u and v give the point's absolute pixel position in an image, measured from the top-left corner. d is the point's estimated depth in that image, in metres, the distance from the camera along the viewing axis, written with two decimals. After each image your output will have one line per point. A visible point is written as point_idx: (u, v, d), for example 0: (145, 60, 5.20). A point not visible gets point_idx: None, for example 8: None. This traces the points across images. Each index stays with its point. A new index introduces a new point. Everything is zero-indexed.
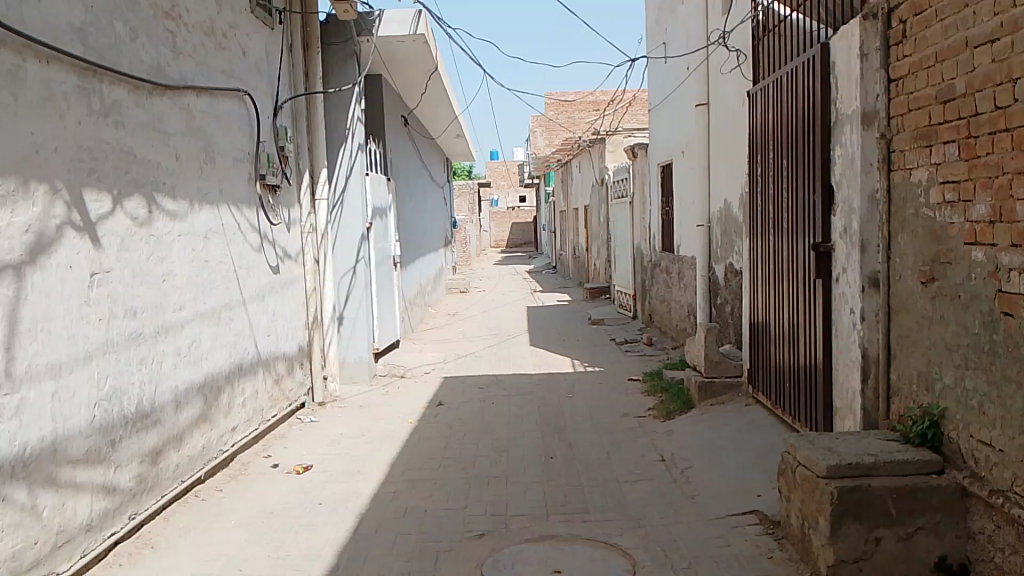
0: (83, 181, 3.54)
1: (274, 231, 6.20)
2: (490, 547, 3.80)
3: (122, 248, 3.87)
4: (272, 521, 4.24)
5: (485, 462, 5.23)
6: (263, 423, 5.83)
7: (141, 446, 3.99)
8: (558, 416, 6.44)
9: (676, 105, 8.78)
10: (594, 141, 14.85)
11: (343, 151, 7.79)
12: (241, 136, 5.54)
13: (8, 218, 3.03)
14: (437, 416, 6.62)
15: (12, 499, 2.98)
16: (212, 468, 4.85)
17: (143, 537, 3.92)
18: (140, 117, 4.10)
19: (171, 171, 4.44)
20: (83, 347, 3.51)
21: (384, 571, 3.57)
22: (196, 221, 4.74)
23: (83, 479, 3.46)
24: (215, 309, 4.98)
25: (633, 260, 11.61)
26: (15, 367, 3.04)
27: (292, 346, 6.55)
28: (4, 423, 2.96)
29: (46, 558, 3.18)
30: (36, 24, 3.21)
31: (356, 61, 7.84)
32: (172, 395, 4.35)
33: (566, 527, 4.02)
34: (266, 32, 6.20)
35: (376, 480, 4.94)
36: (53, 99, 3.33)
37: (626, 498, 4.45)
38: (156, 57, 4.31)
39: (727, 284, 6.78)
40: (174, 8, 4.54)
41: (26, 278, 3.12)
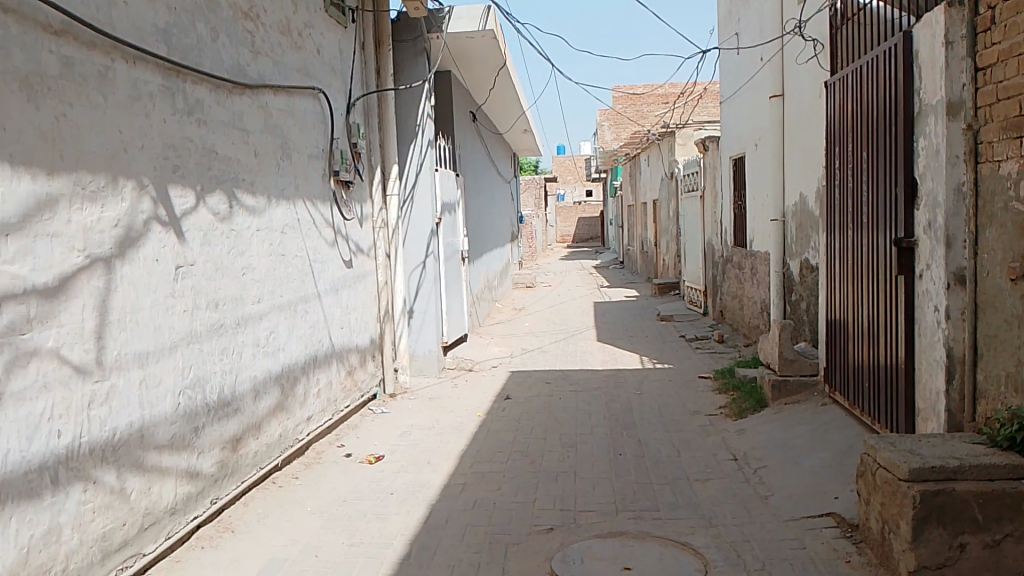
0: (169, 177, 3.68)
1: (347, 226, 6.32)
2: (559, 542, 3.80)
3: (204, 242, 4.01)
4: (345, 509, 4.34)
5: (553, 457, 5.23)
6: (337, 414, 5.96)
7: (222, 434, 4.12)
8: (627, 412, 6.39)
9: (750, 97, 8.58)
10: (664, 134, 14.65)
11: (413, 147, 7.88)
12: (315, 133, 5.66)
13: (99, 213, 3.17)
14: (505, 410, 6.64)
15: (103, 481, 3.13)
16: (288, 456, 4.99)
17: (224, 521, 4.06)
18: (221, 115, 4.24)
19: (250, 168, 4.58)
20: (169, 337, 3.65)
21: (454, 562, 3.60)
22: (274, 217, 4.87)
23: (168, 464, 3.60)
24: (292, 302, 5.11)
25: (704, 255, 11.41)
26: (105, 355, 3.18)
27: (364, 339, 6.67)
28: (95, 409, 3.10)
29: (134, 539, 3.33)
30: (124, 26, 3.35)
31: (426, 58, 7.93)
32: (252, 385, 4.49)
33: (636, 524, 3.98)
34: (339, 31, 6.32)
35: (446, 472, 4.99)
36: (139, 98, 3.47)
37: (697, 496, 4.38)
38: (236, 57, 4.44)
39: (802, 280, 6.60)
40: (252, 9, 4.67)
41: (115, 270, 3.26)
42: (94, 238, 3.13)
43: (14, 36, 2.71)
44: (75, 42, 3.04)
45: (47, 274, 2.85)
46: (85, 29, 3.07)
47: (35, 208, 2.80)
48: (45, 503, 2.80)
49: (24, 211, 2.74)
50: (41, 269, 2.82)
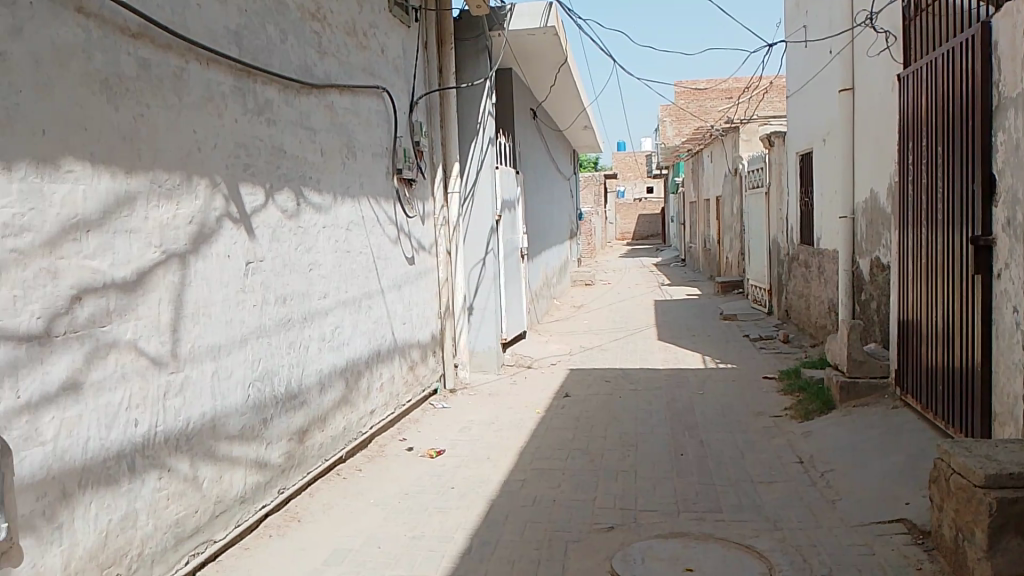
0: (240, 175, 3.79)
1: (410, 223, 6.40)
2: (620, 541, 3.78)
3: (274, 239, 4.11)
4: (407, 502, 4.39)
5: (613, 456, 5.20)
6: (399, 408, 6.06)
7: (289, 426, 4.23)
8: (688, 412, 6.30)
9: (818, 91, 8.36)
10: (727, 129, 14.41)
11: (474, 145, 7.92)
12: (379, 132, 5.75)
13: (175, 209, 3.28)
14: (565, 408, 6.63)
15: (176, 469, 3.24)
16: (352, 448, 5.09)
17: (290, 510, 4.16)
18: (289, 115, 4.34)
19: (317, 166, 4.68)
20: (239, 331, 3.76)
21: (514, 558, 3.62)
22: (340, 214, 4.96)
23: (238, 454, 3.71)
24: (356, 297, 5.21)
25: (769, 252, 11.18)
26: (179, 347, 3.29)
27: (425, 335, 6.75)
28: (170, 400, 3.22)
29: (205, 526, 3.44)
30: (197, 28, 3.45)
31: (488, 55, 7.96)
32: (317, 378, 4.59)
33: (698, 526, 3.94)
34: (403, 31, 6.40)
35: (506, 468, 5.01)
36: (212, 98, 3.57)
37: (761, 499, 4.30)
38: (304, 58, 4.54)
39: (873, 279, 6.41)
40: (319, 10, 4.76)
41: (190, 265, 3.37)
42: (170, 235, 3.24)
43: (95, 39, 2.83)
44: (152, 44, 3.15)
45: (126, 268, 2.96)
46: (161, 32, 3.18)
47: (114, 205, 2.91)
48: (122, 489, 2.91)
49: (104, 207, 2.86)
50: (120, 264, 2.94)
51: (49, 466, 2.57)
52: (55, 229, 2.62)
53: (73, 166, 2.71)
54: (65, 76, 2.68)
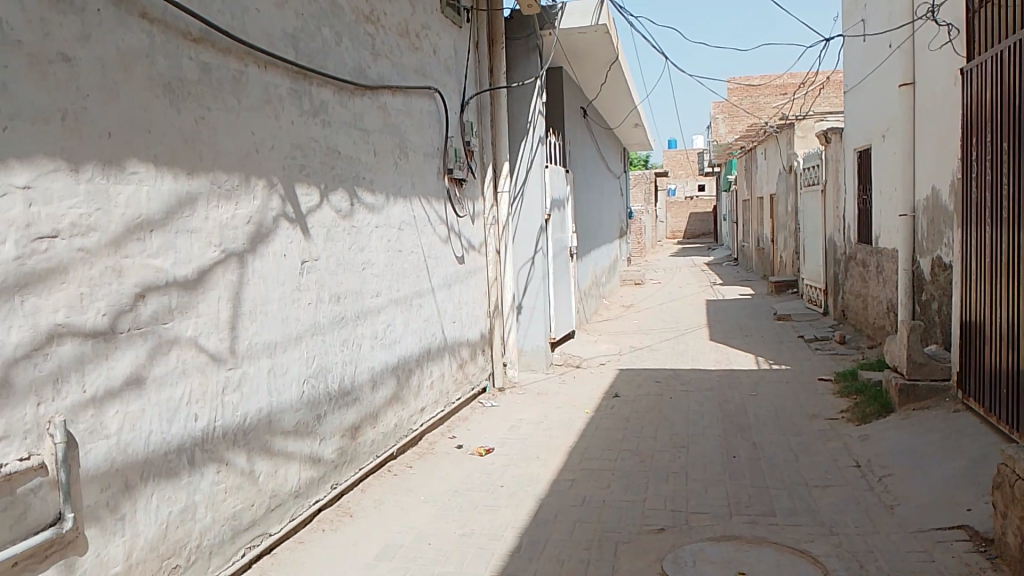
0: (296, 176, 3.86)
1: (460, 223, 6.45)
2: (670, 543, 3.75)
3: (328, 238, 4.18)
4: (456, 499, 4.43)
5: (664, 457, 5.15)
6: (448, 405, 6.11)
7: (342, 422, 4.30)
8: (741, 414, 6.21)
9: (877, 86, 8.16)
10: (781, 126, 14.16)
11: (525, 144, 7.93)
12: (431, 132, 5.80)
13: (234, 210, 3.36)
14: (615, 408, 6.60)
15: (234, 464, 3.32)
16: (402, 445, 5.15)
17: (343, 505, 4.23)
18: (344, 116, 4.41)
19: (370, 167, 4.74)
20: (295, 328, 3.84)
21: (563, 557, 3.62)
22: (392, 214, 5.03)
23: (293, 449, 3.78)
24: (407, 296, 5.26)
25: (824, 251, 10.95)
26: (238, 344, 3.37)
27: (474, 333, 6.79)
28: (229, 395, 3.30)
29: (261, 519, 3.52)
30: (256, 32, 3.54)
31: (539, 54, 7.96)
32: (370, 376, 4.65)
33: (750, 529, 3.88)
34: (455, 31, 6.45)
35: (555, 467, 5.01)
36: (270, 101, 3.65)
37: (816, 503, 4.22)
38: (358, 59, 4.61)
39: (934, 278, 6.23)
40: (373, 12, 4.83)
41: (248, 264, 3.45)
42: (229, 235, 3.32)
43: (158, 44, 2.91)
44: (212, 48, 3.23)
45: (186, 267, 3.05)
46: (222, 36, 3.26)
47: (176, 206, 3.00)
48: (182, 482, 3.00)
49: (167, 208, 2.94)
50: (181, 263, 3.02)
51: (113, 459, 2.66)
52: (120, 229, 2.71)
53: (137, 167, 2.80)
54: (130, 80, 2.77)
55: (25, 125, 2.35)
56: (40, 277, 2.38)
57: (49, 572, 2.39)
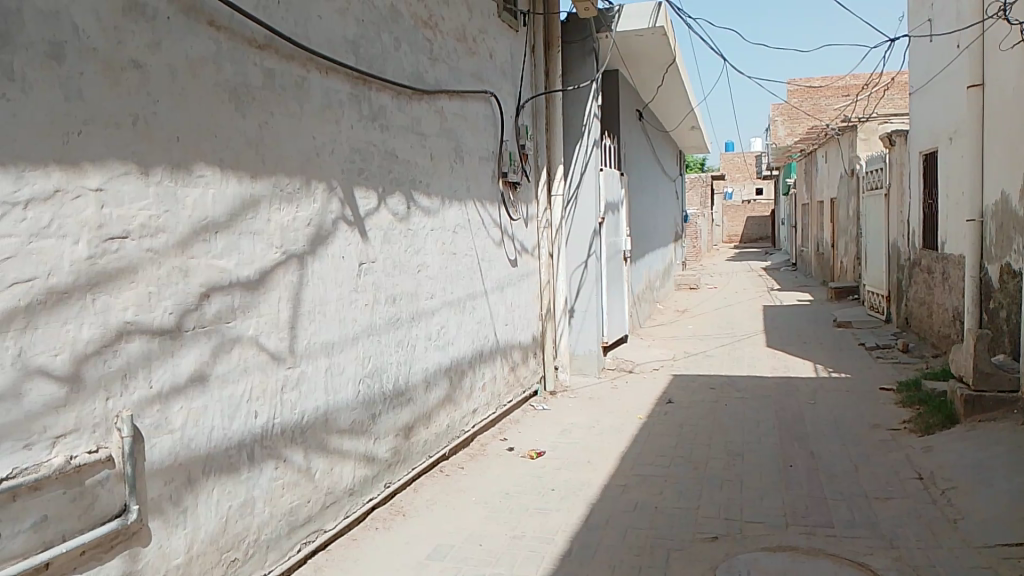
0: (355, 180, 3.93)
1: (514, 226, 6.47)
2: (724, 551, 3.70)
3: (385, 241, 4.25)
4: (508, 502, 4.44)
5: (718, 465, 5.08)
6: (500, 408, 6.13)
7: (396, 421, 4.35)
8: (798, 423, 6.08)
9: (944, 87, 7.91)
10: (844, 129, 13.84)
11: (579, 147, 7.90)
12: (487, 136, 5.84)
13: (295, 213, 3.44)
14: (668, 414, 6.53)
15: (291, 460, 3.40)
16: (454, 446, 5.19)
17: (396, 505, 4.28)
18: (401, 120, 4.47)
19: (427, 170, 4.79)
20: (352, 329, 3.90)
21: (615, 562, 3.61)
22: (447, 217, 5.07)
23: (348, 448, 3.85)
24: (461, 298, 5.30)
25: (888, 257, 10.65)
26: (297, 344, 3.45)
27: (526, 336, 6.80)
28: (288, 393, 3.37)
29: (316, 515, 3.59)
30: (318, 39, 3.61)
31: (595, 58, 7.94)
32: (423, 376, 4.70)
33: (807, 540, 3.81)
34: (512, 35, 6.48)
35: (606, 472, 4.98)
36: (331, 106, 3.72)
37: (877, 515, 4.11)
38: (416, 65, 4.67)
39: (1003, 287, 6.00)
40: (431, 17, 4.88)
41: (307, 266, 3.52)
42: (290, 236, 3.40)
43: (225, 51, 3.00)
44: (276, 55, 3.31)
45: (249, 268, 3.13)
46: (285, 43, 3.34)
47: (239, 208, 3.08)
48: (241, 477, 3.08)
49: (231, 210, 3.03)
50: (244, 264, 3.10)
51: (176, 453, 2.74)
52: (187, 231, 2.80)
53: (204, 171, 2.88)
54: (197, 86, 2.86)
55: (99, 130, 2.44)
56: (111, 276, 2.47)
57: (115, 561, 2.47)
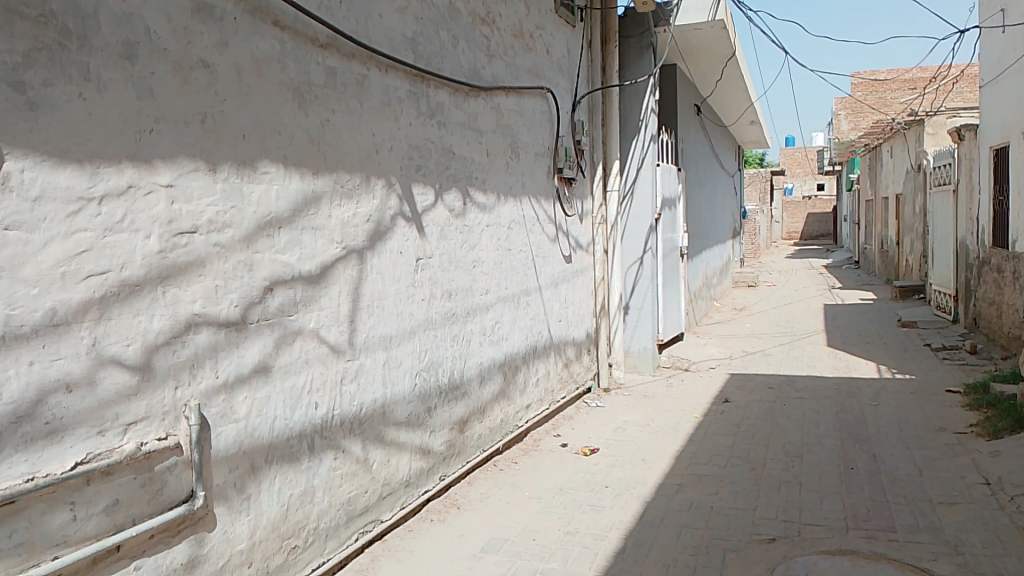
0: (413, 176, 3.98)
1: (568, 222, 6.46)
2: (781, 553, 3.64)
3: (441, 236, 4.29)
4: (562, 497, 4.44)
5: (776, 466, 5.00)
6: (553, 404, 6.15)
7: (451, 415, 4.40)
8: (860, 425, 5.94)
9: (1017, 78, 7.61)
10: (910, 123, 13.43)
11: (636, 142, 7.84)
12: (543, 132, 5.84)
13: (355, 209, 3.50)
14: (724, 413, 6.44)
15: (350, 451, 3.47)
16: (508, 441, 5.22)
17: (450, 498, 4.34)
18: (459, 117, 4.50)
19: (483, 166, 4.82)
20: (409, 323, 3.95)
21: (669, 561, 3.59)
22: (502, 213, 5.10)
23: (405, 440, 3.91)
24: (515, 294, 5.32)
25: (956, 255, 10.30)
26: (356, 337, 3.52)
27: (580, 333, 6.80)
28: (347, 385, 3.44)
29: (373, 506, 3.66)
30: (378, 37, 3.67)
31: (652, 52, 7.87)
32: (478, 371, 4.74)
33: (868, 544, 3.73)
34: (569, 31, 6.47)
35: (661, 470, 4.94)
36: (390, 103, 3.78)
37: (941, 521, 3.99)
38: (474, 61, 4.70)
39: None
40: (489, 14, 4.91)
41: (366, 261, 3.59)
42: (350, 232, 3.46)
43: (289, 50, 3.07)
44: (338, 53, 3.37)
45: (311, 263, 3.20)
46: (346, 42, 3.40)
47: (302, 204, 3.15)
48: (302, 466, 3.15)
49: (294, 206, 3.10)
50: (306, 258, 3.17)
51: (241, 442, 2.83)
52: (252, 226, 2.88)
53: (268, 168, 2.96)
54: (262, 85, 2.93)
55: (170, 128, 2.53)
56: (180, 270, 2.56)
57: (182, 545, 2.56)
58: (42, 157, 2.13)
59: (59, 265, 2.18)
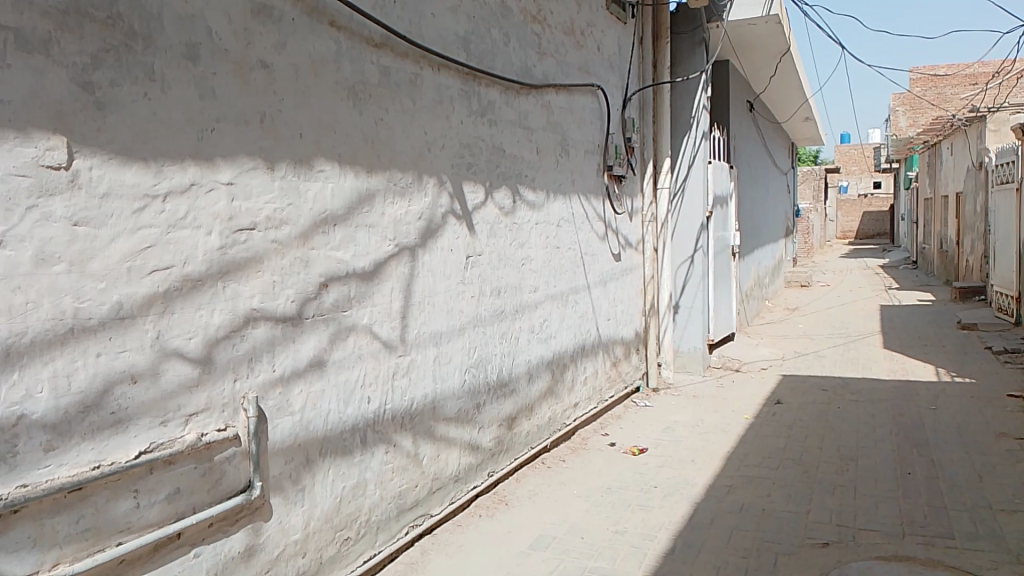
0: (463, 174, 4.01)
1: (618, 220, 6.43)
2: (835, 558, 3.57)
3: (491, 234, 4.32)
4: (610, 496, 4.43)
5: (830, 469, 4.90)
6: (602, 402, 6.14)
7: (500, 412, 4.42)
8: (917, 429, 5.79)
9: None
10: (972, 119, 13.02)
11: (687, 139, 7.77)
12: (593, 129, 5.82)
13: (407, 207, 3.54)
14: (776, 415, 6.34)
15: (401, 446, 3.51)
16: (556, 438, 5.23)
17: (499, 494, 4.36)
18: (510, 115, 4.52)
19: (533, 164, 4.83)
20: (458, 320, 3.98)
21: (719, 563, 3.55)
22: (552, 211, 5.10)
23: (454, 436, 3.94)
24: (564, 292, 5.32)
25: (1019, 255, 9.96)
26: (407, 333, 3.56)
27: (629, 332, 6.76)
28: (398, 380, 3.49)
29: (423, 500, 3.70)
30: (431, 37, 3.70)
31: (705, 48, 7.77)
32: (526, 368, 4.75)
33: (925, 550, 3.64)
34: (620, 27, 6.43)
35: (711, 472, 4.89)
36: (442, 102, 3.81)
37: (1002, 528, 3.88)
38: (525, 59, 4.71)
39: None
40: (540, 12, 4.91)
41: (418, 258, 3.63)
42: (402, 230, 3.51)
43: (344, 49, 3.11)
44: (392, 53, 3.42)
45: (365, 260, 3.26)
46: (400, 42, 3.44)
47: (357, 202, 3.20)
48: (355, 459, 3.20)
49: (349, 204, 3.15)
50: (360, 255, 3.23)
51: (297, 435, 2.89)
52: (308, 224, 2.93)
53: (324, 166, 3.01)
54: (319, 84, 2.99)
55: (230, 127, 2.59)
56: (239, 266, 2.62)
57: (239, 534, 2.63)
58: (109, 155, 2.21)
59: (125, 260, 2.25)
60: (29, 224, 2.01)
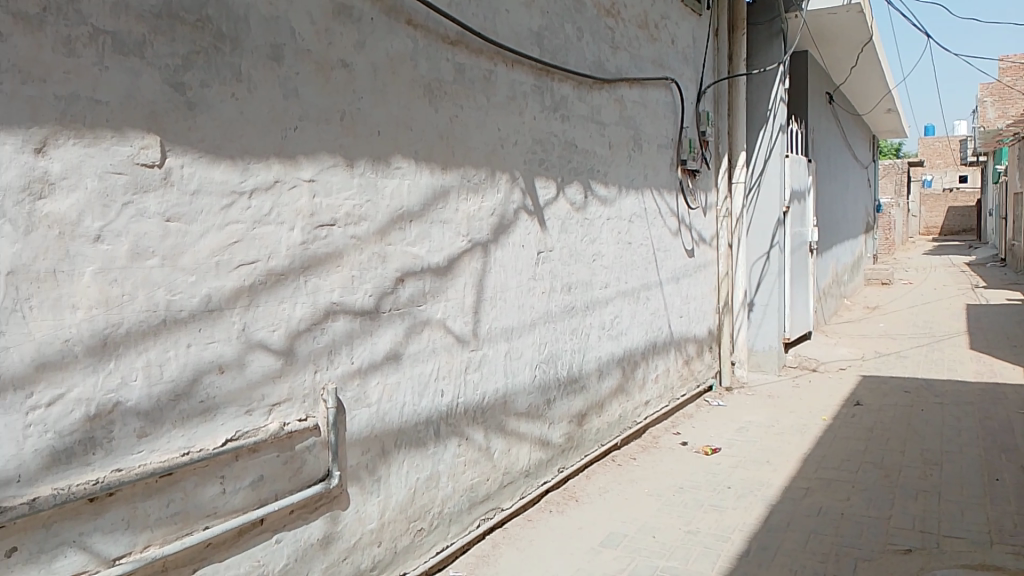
0: (536, 170, 4.02)
1: (691, 215, 6.34)
2: (917, 565, 3.46)
3: (563, 230, 4.31)
4: (682, 495, 4.38)
5: (912, 473, 4.73)
6: (673, 401, 6.07)
7: (570, 408, 4.42)
8: (1006, 433, 5.53)
9: None
10: None
11: (763, 133, 7.59)
12: (666, 123, 5.75)
13: (480, 203, 3.57)
14: (856, 417, 6.15)
15: (473, 439, 3.55)
16: (626, 436, 5.20)
17: (569, 489, 4.36)
18: (582, 109, 4.51)
19: (605, 159, 4.80)
20: (529, 316, 4.00)
21: (794, 567, 3.48)
22: (624, 206, 5.06)
23: (525, 430, 3.96)
24: (635, 288, 5.28)
25: None
26: (479, 328, 3.59)
27: (702, 330, 6.67)
28: (470, 375, 3.52)
29: (495, 494, 3.74)
30: (505, 33, 3.72)
31: (782, 39, 7.57)
32: (597, 365, 4.74)
33: (1015, 560, 3.48)
34: (695, 20, 6.33)
35: (787, 473, 4.79)
36: (515, 98, 3.82)
37: None
38: (598, 53, 4.68)
39: None
40: (614, 6, 4.88)
41: (491, 253, 3.65)
42: (476, 226, 3.54)
43: (421, 48, 3.16)
44: (467, 50, 3.45)
45: (439, 255, 3.30)
46: (474, 38, 3.47)
47: (432, 198, 3.25)
48: (428, 451, 3.25)
49: (424, 200, 3.20)
50: (435, 251, 3.27)
51: (373, 425, 2.95)
52: (385, 220, 2.99)
53: (401, 163, 3.06)
54: (396, 83, 3.03)
55: (312, 125, 2.66)
56: (320, 261, 2.69)
57: (319, 522, 2.70)
58: (199, 153, 2.29)
59: (214, 255, 2.34)
60: (126, 220, 2.11)
